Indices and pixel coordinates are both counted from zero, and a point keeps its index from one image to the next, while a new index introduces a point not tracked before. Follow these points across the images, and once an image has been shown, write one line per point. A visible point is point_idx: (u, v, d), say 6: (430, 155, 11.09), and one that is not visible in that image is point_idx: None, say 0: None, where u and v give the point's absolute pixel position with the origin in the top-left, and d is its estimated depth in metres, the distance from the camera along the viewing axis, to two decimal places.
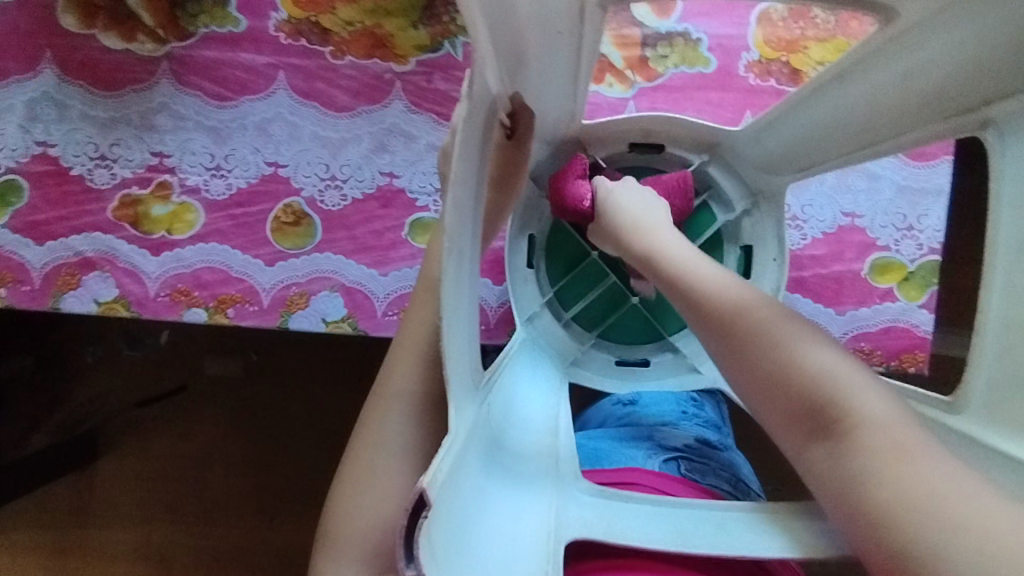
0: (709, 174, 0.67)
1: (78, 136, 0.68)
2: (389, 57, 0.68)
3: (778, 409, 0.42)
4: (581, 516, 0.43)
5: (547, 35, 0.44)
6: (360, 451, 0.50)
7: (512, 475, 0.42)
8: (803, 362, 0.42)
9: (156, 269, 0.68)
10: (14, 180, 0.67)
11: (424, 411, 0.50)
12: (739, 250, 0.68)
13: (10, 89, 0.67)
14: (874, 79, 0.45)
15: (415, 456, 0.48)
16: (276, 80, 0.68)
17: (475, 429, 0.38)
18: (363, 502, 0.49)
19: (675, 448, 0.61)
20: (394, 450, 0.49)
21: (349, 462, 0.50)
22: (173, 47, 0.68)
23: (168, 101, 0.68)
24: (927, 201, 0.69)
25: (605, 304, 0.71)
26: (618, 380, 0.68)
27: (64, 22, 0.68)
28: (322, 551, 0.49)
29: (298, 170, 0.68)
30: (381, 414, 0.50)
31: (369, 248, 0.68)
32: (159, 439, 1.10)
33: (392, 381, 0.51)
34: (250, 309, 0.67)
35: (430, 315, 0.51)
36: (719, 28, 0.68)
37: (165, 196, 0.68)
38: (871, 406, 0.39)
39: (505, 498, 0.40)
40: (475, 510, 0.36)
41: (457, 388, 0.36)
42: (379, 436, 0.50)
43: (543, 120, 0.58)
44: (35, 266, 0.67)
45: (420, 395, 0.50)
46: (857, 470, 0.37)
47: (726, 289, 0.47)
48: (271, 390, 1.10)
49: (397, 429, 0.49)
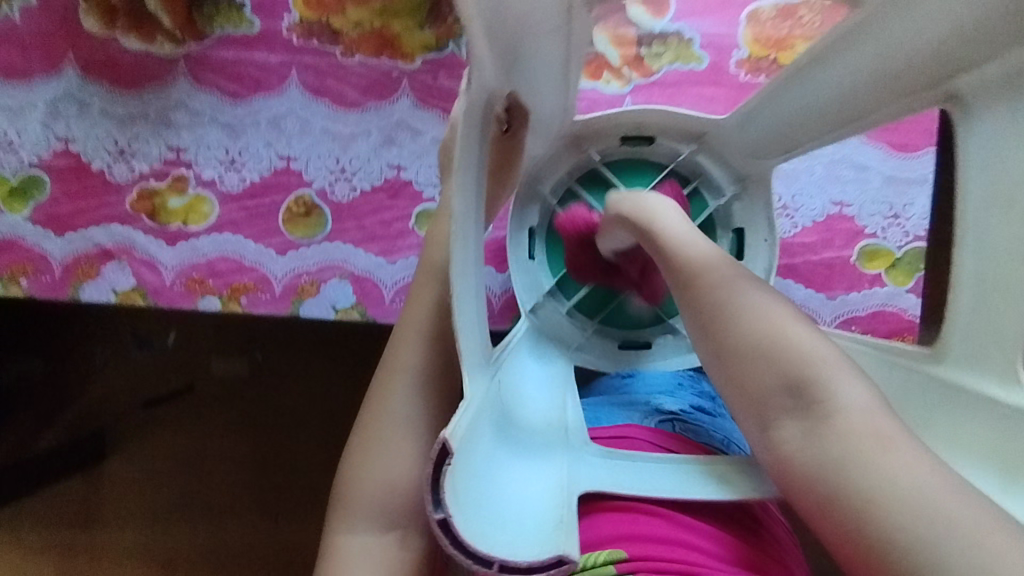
0: (698, 163, 0.71)
1: (98, 131, 0.70)
2: (396, 56, 0.71)
3: (759, 390, 0.45)
4: (592, 477, 0.46)
5: (541, 34, 0.47)
6: (364, 427, 0.53)
7: (526, 443, 0.45)
8: (789, 341, 0.45)
9: (172, 258, 0.70)
10: (36, 174, 0.70)
11: (428, 385, 0.52)
12: (732, 233, 0.71)
13: (34, 87, 0.70)
14: (850, 64, 0.48)
15: (420, 421, 0.52)
16: (289, 78, 0.71)
17: (488, 398, 0.41)
18: (373, 468, 0.51)
19: (670, 411, 0.61)
20: (397, 422, 0.52)
21: (355, 440, 0.53)
22: (189, 47, 0.71)
23: (184, 98, 0.71)
24: (912, 190, 0.72)
25: (606, 292, 0.73)
26: (617, 361, 0.70)
27: (85, 24, 0.70)
28: (336, 518, 0.51)
29: (309, 164, 0.71)
30: (389, 388, 0.53)
31: (377, 238, 0.71)
32: (165, 438, 1.12)
33: (400, 355, 0.53)
34: (262, 297, 0.70)
35: (431, 296, 0.54)
36: (712, 27, 0.72)
37: (181, 189, 0.71)
38: (848, 391, 0.43)
39: (520, 462, 0.43)
40: (491, 479, 0.38)
41: (470, 360, 0.39)
42: (385, 408, 0.52)
43: (540, 121, 0.60)
44: (56, 257, 0.70)
45: (423, 369, 0.52)
46: (842, 457, 0.41)
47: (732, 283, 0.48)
48: (277, 388, 1.12)
49: (402, 399, 0.52)
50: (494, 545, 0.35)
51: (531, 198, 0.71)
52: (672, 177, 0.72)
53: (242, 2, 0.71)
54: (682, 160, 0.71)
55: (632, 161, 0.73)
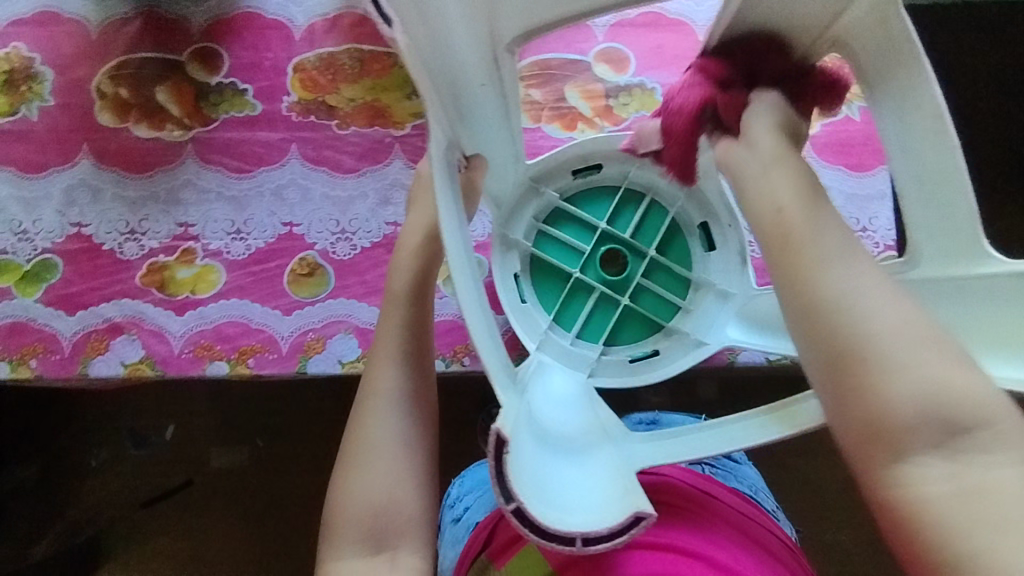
0: (643, 173, 0.73)
1: (110, 215, 0.75)
2: (388, 124, 0.78)
3: (911, 419, 0.40)
4: (641, 458, 0.46)
5: (473, 85, 0.57)
6: (351, 449, 0.57)
7: (575, 447, 0.45)
8: (950, 381, 0.40)
9: (180, 327, 0.73)
10: (49, 259, 0.74)
11: (406, 408, 0.57)
12: (698, 229, 0.72)
13: (50, 179, 0.75)
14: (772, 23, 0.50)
15: (398, 441, 0.56)
16: (290, 152, 0.77)
17: (524, 410, 0.42)
18: (359, 487, 0.55)
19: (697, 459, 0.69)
20: (378, 444, 0.56)
21: (342, 462, 0.57)
22: (197, 132, 0.77)
23: (192, 177, 0.76)
24: (875, 205, 0.78)
25: (603, 312, 0.72)
26: (638, 376, 0.70)
27: (101, 119, 0.77)
28: (328, 538, 0.55)
29: (311, 228, 0.75)
30: (368, 416, 0.57)
31: (378, 290, 0.74)
32: (166, 536, 1.11)
33: (376, 383, 0.58)
34: (269, 357, 0.72)
35: (397, 322, 0.59)
36: (671, 77, 0.80)
37: (189, 260, 0.74)
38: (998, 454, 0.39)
39: (575, 462, 0.44)
40: (551, 473, 0.41)
41: (499, 375, 0.41)
42: (366, 432, 0.57)
43: (495, 166, 0.67)
44: (66, 335, 0.72)
45: (400, 394, 0.57)
46: (969, 522, 0.38)
47: (866, 292, 0.42)
48: (279, 471, 1.11)
49: (382, 421, 0.57)
50: (570, 523, 0.38)
51: (507, 242, 0.73)
52: (629, 194, 0.74)
53: (245, 89, 0.78)
54: (635, 175, 0.73)
55: (590, 188, 0.74)
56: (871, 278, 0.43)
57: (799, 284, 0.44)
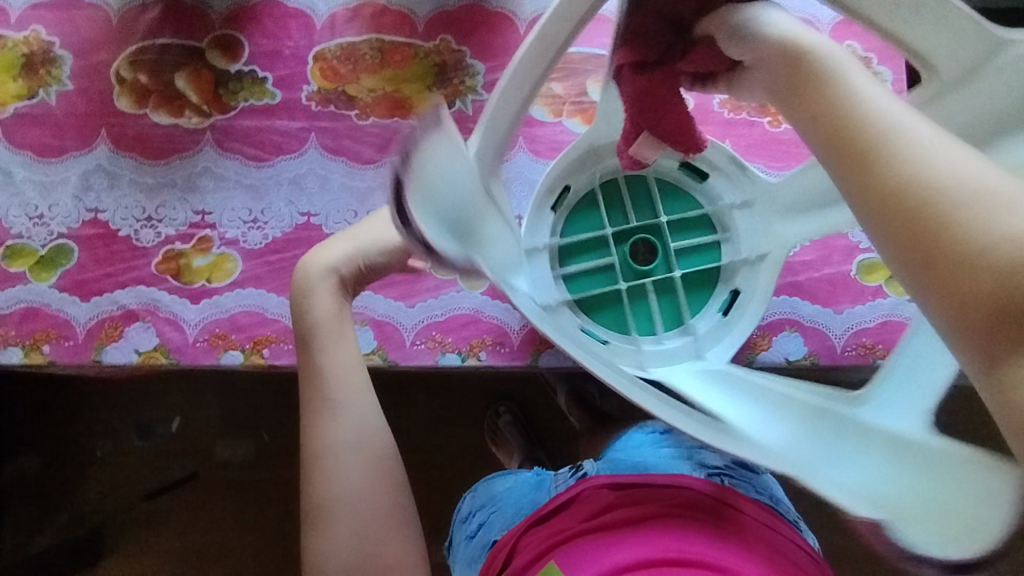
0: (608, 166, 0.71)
1: (127, 201, 0.74)
2: (408, 116, 0.77)
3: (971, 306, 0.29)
4: (894, 408, 0.46)
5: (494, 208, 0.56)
6: (315, 510, 0.56)
7: (838, 435, 0.43)
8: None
9: (195, 316, 0.72)
10: (64, 244, 0.73)
11: (357, 452, 0.57)
12: (687, 172, 0.72)
13: (67, 164, 0.75)
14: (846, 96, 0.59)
15: (358, 489, 0.56)
16: (309, 141, 0.76)
17: (797, 448, 0.41)
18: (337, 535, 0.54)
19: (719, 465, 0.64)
20: (341, 499, 0.55)
21: (312, 525, 0.55)
22: (215, 119, 0.76)
23: (210, 165, 0.75)
24: None
25: (665, 290, 0.72)
26: (740, 323, 0.68)
27: (120, 104, 0.76)
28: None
29: (329, 218, 0.75)
30: (322, 472, 0.56)
31: (395, 282, 0.73)
32: (169, 529, 1.10)
33: (320, 444, 0.57)
34: (285, 347, 0.71)
35: (330, 367, 0.60)
36: None
37: (206, 248, 0.73)
38: None
39: (863, 450, 0.42)
40: (864, 484, 0.39)
41: (755, 445, 0.41)
42: (326, 490, 0.56)
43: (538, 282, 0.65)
44: (80, 321, 0.71)
45: (347, 442, 0.57)
46: None
47: (940, 156, 0.31)
48: (286, 465, 1.11)
49: (339, 477, 0.56)
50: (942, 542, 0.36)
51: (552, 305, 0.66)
52: (607, 193, 0.73)
53: (265, 77, 0.77)
54: (601, 171, 0.71)
55: (572, 209, 0.72)
56: (940, 140, 0.32)
57: (858, 166, 0.33)
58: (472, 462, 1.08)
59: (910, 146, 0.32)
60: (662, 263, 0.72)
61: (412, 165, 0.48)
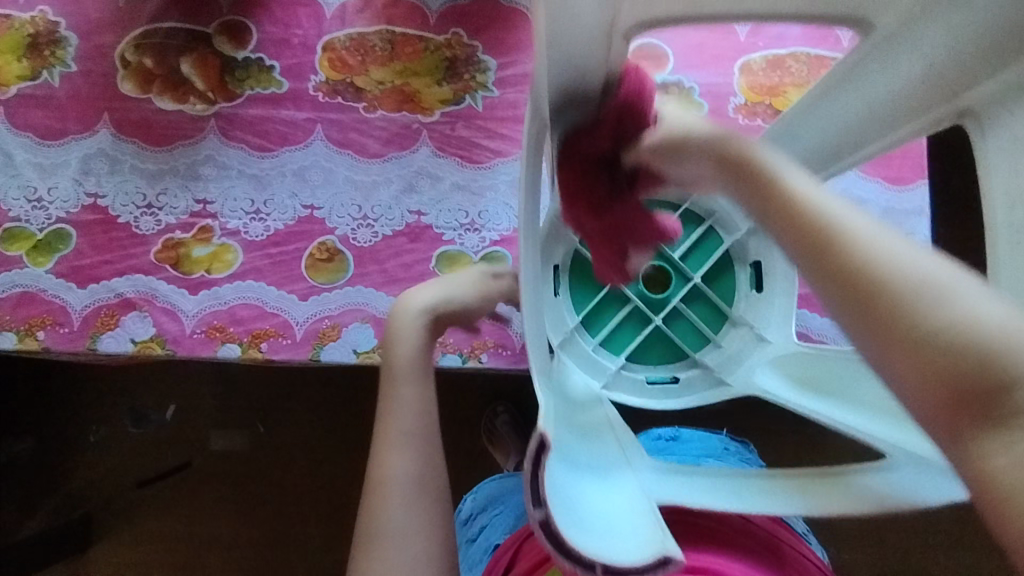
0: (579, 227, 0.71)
1: (127, 187, 0.73)
2: (416, 110, 0.75)
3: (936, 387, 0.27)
4: None
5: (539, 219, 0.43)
6: (363, 544, 0.52)
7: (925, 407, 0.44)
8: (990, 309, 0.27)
9: (193, 306, 0.71)
10: (63, 229, 0.72)
11: (418, 488, 0.54)
12: None
13: (67, 147, 0.73)
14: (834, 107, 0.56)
15: (416, 525, 0.52)
16: (314, 132, 0.75)
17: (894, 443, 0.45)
18: (389, 512, 0.52)
19: None
20: (395, 535, 0.52)
21: (357, 556, 0.52)
22: (220, 107, 0.75)
23: (213, 153, 0.74)
24: (912, 220, 0.75)
25: (703, 298, 0.74)
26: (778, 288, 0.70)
27: (123, 88, 0.75)
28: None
29: (333, 212, 0.73)
30: (377, 507, 0.53)
31: (398, 280, 0.72)
32: (161, 517, 1.09)
33: (393, 419, 0.56)
34: (283, 342, 0.70)
35: (396, 399, 0.56)
36: (709, 77, 0.77)
37: (207, 238, 0.72)
38: None
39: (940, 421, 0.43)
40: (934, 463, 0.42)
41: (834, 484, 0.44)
42: (381, 524, 0.52)
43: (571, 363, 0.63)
44: (76, 308, 0.70)
45: (409, 480, 0.54)
46: None
47: (880, 237, 0.31)
48: (281, 458, 1.10)
49: (395, 512, 0.52)
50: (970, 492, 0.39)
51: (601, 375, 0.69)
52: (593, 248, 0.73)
53: (272, 66, 0.76)
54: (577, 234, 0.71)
55: (571, 274, 0.73)
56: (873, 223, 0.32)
57: (810, 253, 0.33)
58: (468, 462, 1.07)
59: (850, 227, 0.32)
60: (677, 284, 0.74)
61: (544, 429, 0.35)
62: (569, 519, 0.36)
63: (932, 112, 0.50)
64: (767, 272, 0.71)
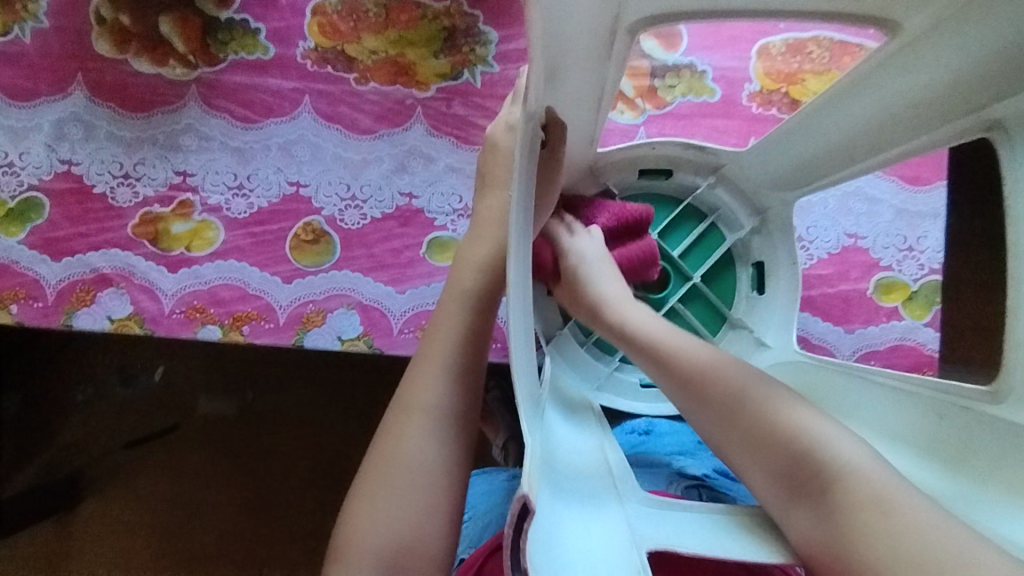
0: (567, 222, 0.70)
1: (102, 155, 0.69)
2: (410, 84, 0.71)
3: (761, 471, 0.44)
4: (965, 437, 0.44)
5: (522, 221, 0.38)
6: (374, 469, 0.50)
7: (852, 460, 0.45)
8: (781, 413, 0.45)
9: (172, 285, 0.68)
10: (35, 197, 0.68)
11: (446, 433, 0.51)
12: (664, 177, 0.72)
13: (39, 109, 0.69)
14: (857, 106, 0.52)
15: (434, 473, 0.50)
16: (301, 104, 0.70)
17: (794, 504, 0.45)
18: (406, 444, 0.50)
19: (695, 477, 0.62)
20: (411, 468, 0.49)
21: (362, 484, 0.50)
22: (202, 72, 0.70)
23: (194, 123, 0.70)
24: (925, 223, 0.72)
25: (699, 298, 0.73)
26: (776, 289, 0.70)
27: (97, 47, 0.70)
28: (355, 499, 0.50)
29: (319, 190, 0.70)
30: (400, 433, 0.51)
31: (387, 266, 0.69)
32: (145, 479, 1.07)
33: (433, 350, 0.53)
34: (265, 326, 0.68)
35: (451, 328, 0.54)
36: (723, 60, 0.72)
37: (186, 213, 0.69)
38: (848, 458, 0.41)
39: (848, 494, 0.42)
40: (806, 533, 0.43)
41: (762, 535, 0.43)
42: (398, 453, 0.50)
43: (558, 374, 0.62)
44: (50, 282, 0.67)
45: (440, 415, 0.51)
46: (854, 529, 0.38)
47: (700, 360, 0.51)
48: (267, 428, 1.07)
49: (418, 445, 0.50)
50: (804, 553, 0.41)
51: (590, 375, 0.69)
52: None
53: (258, 29, 0.71)
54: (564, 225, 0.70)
55: None
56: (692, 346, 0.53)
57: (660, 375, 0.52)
58: None
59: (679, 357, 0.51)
60: (677, 283, 0.73)
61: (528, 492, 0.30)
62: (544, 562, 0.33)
63: (958, 120, 0.46)
64: (769, 273, 0.70)
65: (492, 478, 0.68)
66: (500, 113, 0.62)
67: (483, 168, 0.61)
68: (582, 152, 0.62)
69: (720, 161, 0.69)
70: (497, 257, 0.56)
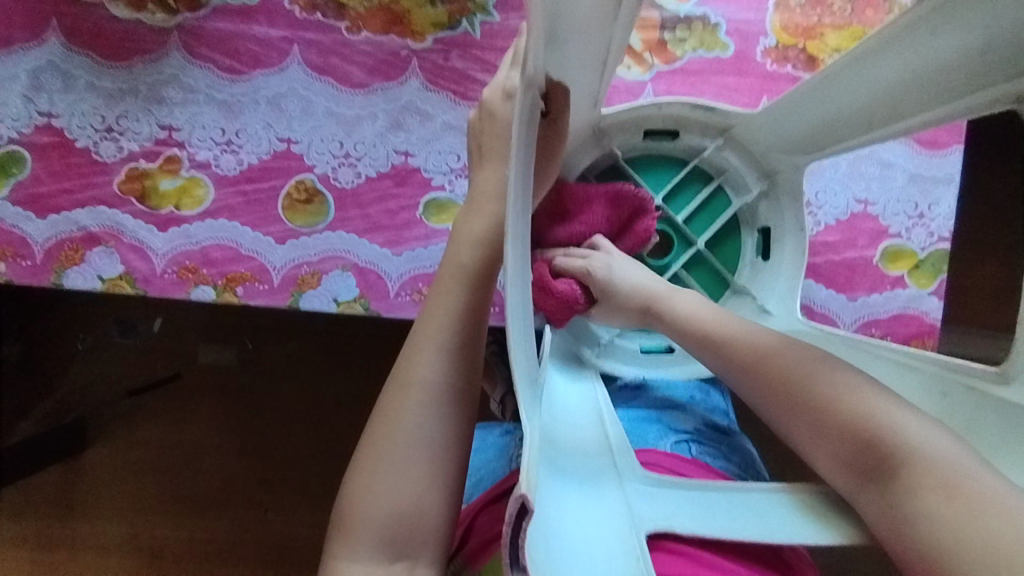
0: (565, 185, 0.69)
1: (83, 107, 0.66)
2: (405, 34, 0.67)
3: (827, 454, 0.45)
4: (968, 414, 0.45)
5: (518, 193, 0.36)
6: (375, 441, 0.50)
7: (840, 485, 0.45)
8: (849, 394, 0.44)
9: (163, 245, 0.66)
10: (15, 151, 0.65)
11: (444, 405, 0.51)
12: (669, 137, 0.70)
13: (14, 57, 0.66)
14: (877, 71, 0.49)
15: (433, 444, 0.50)
16: (291, 55, 0.67)
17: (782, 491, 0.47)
18: (403, 421, 0.50)
19: (685, 431, 0.63)
20: (410, 443, 0.50)
21: (362, 453, 0.50)
22: (184, 19, 0.67)
23: (178, 73, 0.66)
24: (938, 189, 0.70)
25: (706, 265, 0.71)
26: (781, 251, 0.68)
27: None
28: (354, 471, 0.50)
29: (312, 147, 0.67)
30: (401, 407, 0.50)
31: (383, 227, 0.67)
32: (147, 429, 1.08)
33: (433, 322, 0.52)
34: (260, 288, 0.66)
35: (451, 300, 0.53)
36: (737, 12, 0.68)
37: (174, 170, 0.66)
38: (917, 436, 0.41)
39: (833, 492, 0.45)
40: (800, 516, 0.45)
41: (759, 522, 0.45)
42: (397, 426, 0.50)
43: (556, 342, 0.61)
44: (37, 240, 0.65)
45: (438, 388, 0.51)
46: (916, 512, 0.39)
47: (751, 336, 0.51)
48: (268, 379, 1.08)
49: (416, 418, 0.50)
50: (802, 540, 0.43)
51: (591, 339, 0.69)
52: None
53: None
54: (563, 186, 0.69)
55: None
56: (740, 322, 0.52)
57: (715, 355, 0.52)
58: None
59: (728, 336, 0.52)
60: (680, 249, 0.72)
61: (527, 490, 0.30)
62: (545, 552, 0.34)
63: (986, 91, 0.45)
64: (774, 239, 0.69)
65: (487, 434, 0.69)
66: (498, 76, 0.60)
67: (479, 139, 0.60)
68: (586, 116, 0.59)
69: (728, 122, 0.67)
70: (493, 231, 0.54)
